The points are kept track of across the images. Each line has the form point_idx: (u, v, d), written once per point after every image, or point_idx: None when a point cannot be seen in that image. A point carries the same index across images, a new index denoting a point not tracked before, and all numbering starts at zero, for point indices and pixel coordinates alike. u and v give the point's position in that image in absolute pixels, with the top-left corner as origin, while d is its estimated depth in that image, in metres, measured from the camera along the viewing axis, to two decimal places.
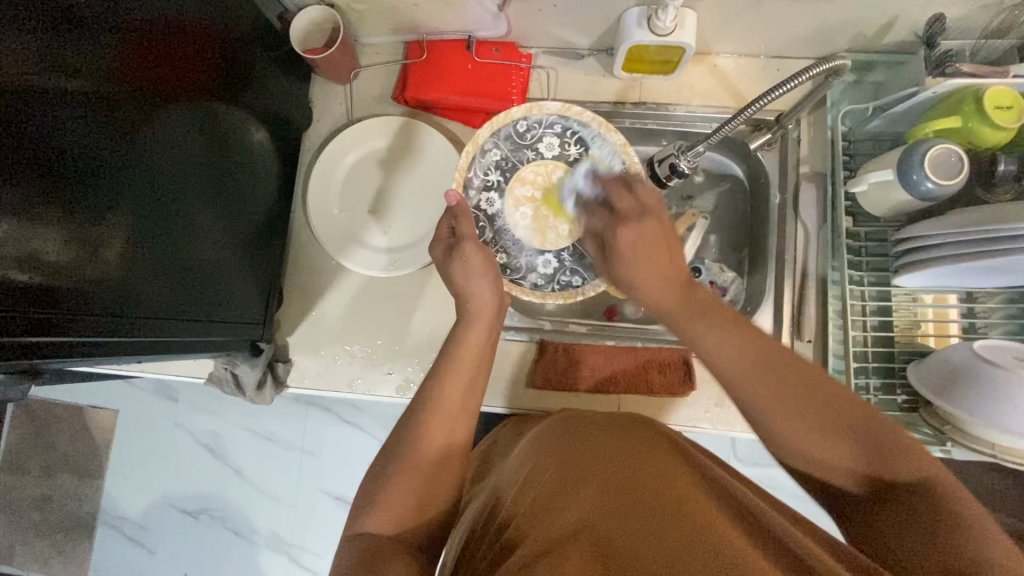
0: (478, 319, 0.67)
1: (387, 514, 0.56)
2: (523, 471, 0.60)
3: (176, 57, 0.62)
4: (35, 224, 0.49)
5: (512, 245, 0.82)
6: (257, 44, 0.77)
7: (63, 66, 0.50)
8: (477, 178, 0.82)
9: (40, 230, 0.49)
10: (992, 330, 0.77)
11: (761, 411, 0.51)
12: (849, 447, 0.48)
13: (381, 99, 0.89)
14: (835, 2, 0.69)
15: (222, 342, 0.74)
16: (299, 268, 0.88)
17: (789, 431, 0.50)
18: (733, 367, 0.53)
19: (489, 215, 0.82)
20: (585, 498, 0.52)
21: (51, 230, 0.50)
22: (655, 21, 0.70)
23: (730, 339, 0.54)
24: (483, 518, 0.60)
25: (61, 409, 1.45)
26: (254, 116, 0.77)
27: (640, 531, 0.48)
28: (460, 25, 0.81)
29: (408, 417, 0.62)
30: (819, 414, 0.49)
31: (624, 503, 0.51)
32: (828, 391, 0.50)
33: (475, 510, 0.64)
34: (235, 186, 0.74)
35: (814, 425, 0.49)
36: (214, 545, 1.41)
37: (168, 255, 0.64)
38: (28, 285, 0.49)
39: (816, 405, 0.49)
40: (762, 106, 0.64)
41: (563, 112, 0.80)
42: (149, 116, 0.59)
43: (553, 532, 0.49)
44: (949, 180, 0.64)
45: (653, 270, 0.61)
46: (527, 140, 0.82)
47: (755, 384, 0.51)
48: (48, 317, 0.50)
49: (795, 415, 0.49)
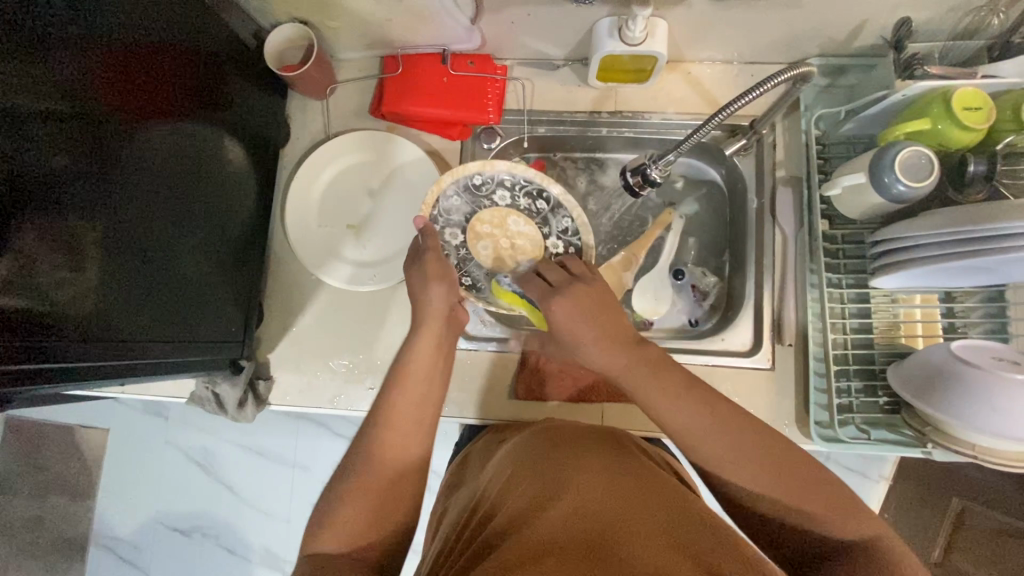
0: (431, 324, 0.68)
1: (349, 534, 0.55)
2: (497, 485, 0.60)
3: (152, 77, 0.63)
4: (14, 249, 0.49)
5: (477, 271, 0.83)
6: (231, 61, 0.77)
7: (38, 91, 0.50)
8: (440, 216, 0.82)
9: (19, 254, 0.49)
10: (972, 329, 0.77)
11: (710, 451, 0.55)
12: (819, 508, 0.51)
13: (358, 114, 0.89)
14: (803, 8, 0.70)
15: (202, 360, 0.74)
16: (280, 285, 0.88)
17: (740, 474, 0.54)
18: (700, 438, 0.55)
19: (452, 247, 0.83)
20: (558, 508, 0.52)
21: (24, 254, 0.50)
22: (625, 31, 0.71)
23: (680, 404, 0.56)
24: (455, 533, 0.59)
25: (50, 430, 1.45)
26: (229, 132, 0.77)
27: (618, 545, 0.48)
28: (434, 38, 0.81)
29: (376, 427, 0.61)
30: (776, 470, 0.53)
31: (593, 517, 0.51)
32: (788, 458, 0.54)
33: (449, 523, 0.64)
34: (212, 203, 0.75)
35: (769, 477, 0.52)
36: (208, 563, 1.40)
37: (150, 276, 0.64)
38: (8, 312, 0.49)
39: (769, 457, 0.53)
40: (727, 115, 0.65)
41: (512, 168, 0.82)
42: (127, 138, 0.60)
43: (529, 544, 0.48)
44: (921, 181, 0.65)
45: (597, 331, 0.65)
46: (483, 188, 0.84)
47: (705, 435, 0.55)
48: (22, 341, 0.50)
49: (749, 464, 0.53)
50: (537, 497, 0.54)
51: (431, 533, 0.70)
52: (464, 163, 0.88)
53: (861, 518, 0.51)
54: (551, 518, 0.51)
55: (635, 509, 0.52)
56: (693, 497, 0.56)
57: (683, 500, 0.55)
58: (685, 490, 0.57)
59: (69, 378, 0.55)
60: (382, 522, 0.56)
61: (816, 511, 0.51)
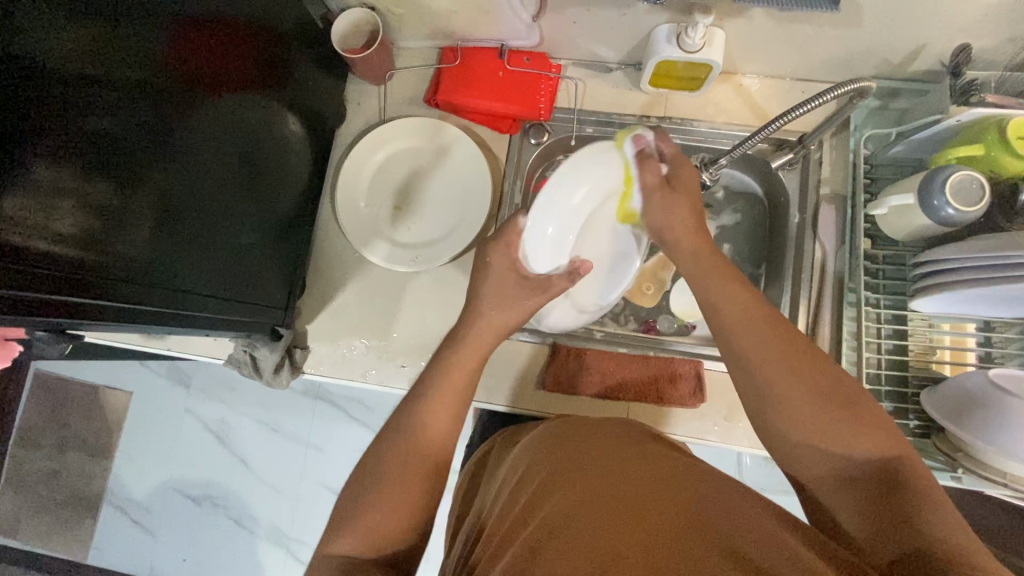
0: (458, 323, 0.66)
1: (379, 506, 0.57)
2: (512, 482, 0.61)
3: (219, 49, 0.65)
4: (71, 198, 0.51)
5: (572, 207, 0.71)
6: (297, 40, 0.80)
7: (112, 55, 0.53)
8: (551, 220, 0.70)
9: (76, 203, 0.52)
10: (1009, 360, 0.76)
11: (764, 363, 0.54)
12: (840, 425, 0.50)
13: (413, 101, 0.92)
14: (862, 27, 0.71)
15: (246, 323, 0.76)
16: (323, 259, 0.90)
17: (781, 391, 0.53)
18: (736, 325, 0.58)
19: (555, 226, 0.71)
20: (575, 497, 0.53)
21: (84, 208, 0.52)
22: (683, 37, 0.72)
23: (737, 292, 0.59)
24: (474, 537, 0.60)
25: (78, 387, 1.49)
26: (289, 108, 0.80)
27: (631, 534, 0.49)
28: (495, 32, 0.84)
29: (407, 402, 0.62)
30: (820, 388, 0.52)
31: (612, 507, 0.52)
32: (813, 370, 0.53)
33: (469, 524, 0.65)
34: (266, 175, 0.77)
35: (809, 394, 0.52)
36: (214, 533, 1.42)
37: (201, 235, 0.66)
38: (62, 256, 0.51)
39: (819, 377, 0.53)
40: (785, 123, 0.68)
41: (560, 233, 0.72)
42: (190, 105, 0.62)
43: (529, 545, 0.50)
44: (969, 207, 0.65)
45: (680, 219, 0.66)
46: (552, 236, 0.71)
47: (765, 337, 0.56)
48: (72, 284, 0.52)
49: (796, 385, 0.52)
50: (554, 491, 0.55)
51: (454, 532, 0.71)
52: (510, 156, 0.89)
53: (882, 440, 0.49)
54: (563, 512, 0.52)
55: (654, 501, 0.52)
56: (717, 488, 0.56)
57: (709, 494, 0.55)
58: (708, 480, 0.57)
59: (106, 320, 0.57)
60: (404, 496, 0.58)
61: (833, 432, 0.50)
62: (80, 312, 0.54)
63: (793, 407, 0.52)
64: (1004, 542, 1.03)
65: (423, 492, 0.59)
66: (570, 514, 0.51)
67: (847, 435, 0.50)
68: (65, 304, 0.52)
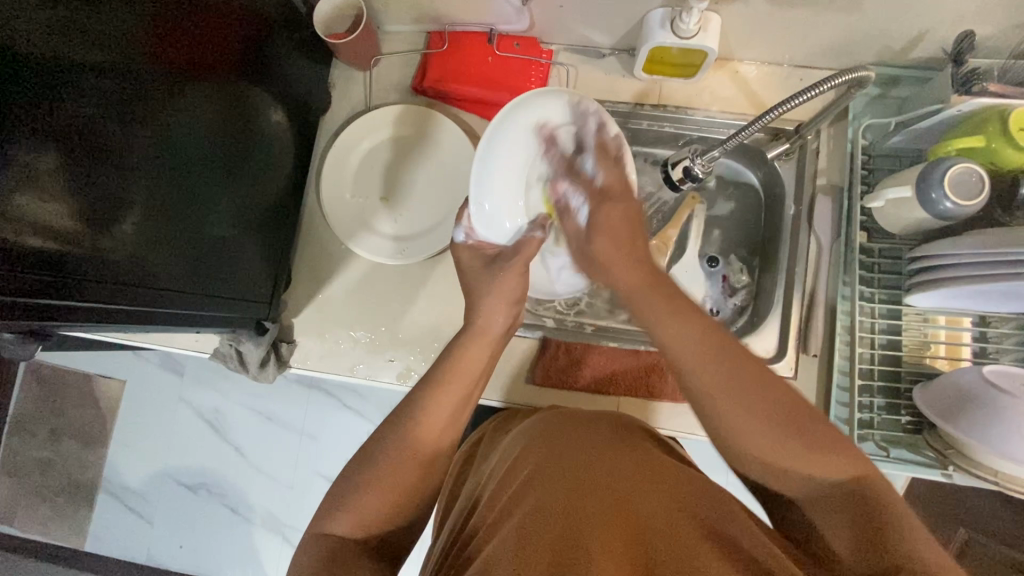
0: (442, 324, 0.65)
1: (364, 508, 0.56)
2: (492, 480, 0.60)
3: (201, 35, 0.63)
4: (47, 193, 0.49)
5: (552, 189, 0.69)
6: (279, 25, 0.77)
7: (91, 42, 0.51)
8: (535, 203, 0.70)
9: (52, 198, 0.50)
10: (1004, 355, 0.75)
11: (714, 401, 0.51)
12: (810, 446, 0.49)
13: (400, 87, 0.89)
14: (862, 13, 0.68)
15: (229, 317, 0.75)
16: (310, 251, 0.88)
17: (748, 428, 0.50)
18: (693, 363, 0.52)
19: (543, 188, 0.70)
20: (558, 491, 0.52)
21: (60, 203, 0.51)
22: (678, 23, 0.70)
23: (680, 326, 0.53)
24: (455, 532, 0.59)
25: (69, 375, 1.48)
26: (271, 96, 0.77)
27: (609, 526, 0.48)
28: (483, 16, 0.81)
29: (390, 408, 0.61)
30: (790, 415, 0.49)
31: (593, 501, 0.51)
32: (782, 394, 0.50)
33: (450, 520, 0.64)
34: (250, 164, 0.75)
35: (775, 426, 0.49)
36: (210, 521, 1.43)
37: (183, 229, 0.65)
38: (38, 251, 0.49)
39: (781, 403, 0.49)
40: (780, 113, 0.65)
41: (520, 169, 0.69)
42: (171, 93, 0.60)
43: (517, 535, 0.48)
44: (968, 200, 0.63)
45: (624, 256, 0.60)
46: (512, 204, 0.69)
47: (713, 367, 0.51)
48: (46, 281, 0.50)
49: (758, 426, 0.49)
50: (536, 485, 0.53)
51: (438, 525, 0.71)
52: None
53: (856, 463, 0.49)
54: (543, 506, 0.51)
55: (641, 498, 0.51)
56: (702, 487, 0.55)
57: (692, 494, 0.53)
58: (694, 481, 0.56)
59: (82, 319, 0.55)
60: (391, 504, 0.57)
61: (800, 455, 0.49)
62: (53, 310, 0.52)
63: (750, 435, 0.50)
64: (987, 528, 1.05)
65: (410, 497, 0.58)
66: (550, 508, 0.50)
67: (820, 456, 0.49)
68: (43, 303, 0.50)
